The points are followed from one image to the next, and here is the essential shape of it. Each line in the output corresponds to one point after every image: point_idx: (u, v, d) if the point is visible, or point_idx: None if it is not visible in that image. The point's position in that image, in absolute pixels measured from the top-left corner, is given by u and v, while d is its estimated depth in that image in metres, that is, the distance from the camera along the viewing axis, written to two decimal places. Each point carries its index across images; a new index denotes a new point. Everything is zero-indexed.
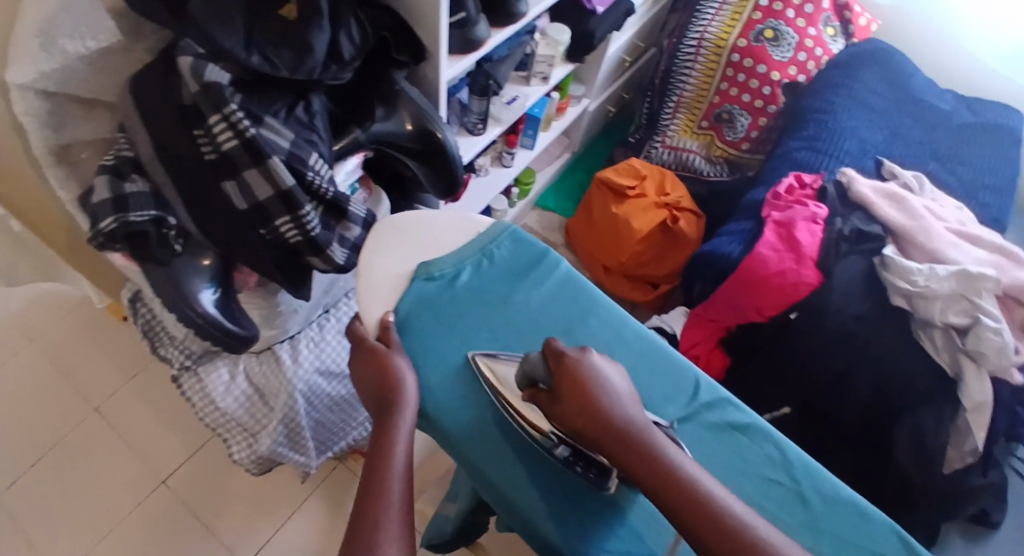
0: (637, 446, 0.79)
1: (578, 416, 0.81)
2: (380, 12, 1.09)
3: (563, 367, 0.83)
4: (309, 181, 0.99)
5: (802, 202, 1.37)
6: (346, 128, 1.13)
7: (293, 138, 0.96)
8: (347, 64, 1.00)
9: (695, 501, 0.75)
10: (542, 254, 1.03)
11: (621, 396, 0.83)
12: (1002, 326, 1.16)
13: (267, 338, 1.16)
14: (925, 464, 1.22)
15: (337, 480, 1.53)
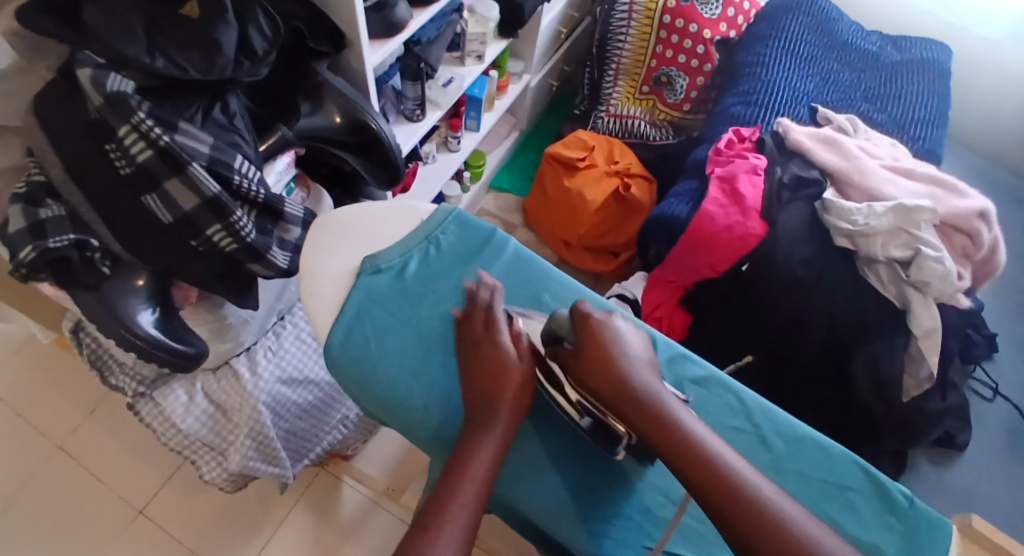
0: (670, 425, 0.69)
1: (603, 384, 0.72)
2: (296, 7, 0.84)
3: (591, 326, 0.74)
4: (237, 187, 0.75)
5: (742, 156, 1.34)
6: (267, 127, 0.87)
7: (214, 139, 0.74)
8: (273, 47, 0.78)
9: (738, 492, 0.64)
10: (489, 235, 0.86)
11: (647, 368, 0.74)
12: (943, 253, 1.12)
13: (220, 353, 0.98)
14: (885, 395, 1.18)
15: (324, 485, 1.31)
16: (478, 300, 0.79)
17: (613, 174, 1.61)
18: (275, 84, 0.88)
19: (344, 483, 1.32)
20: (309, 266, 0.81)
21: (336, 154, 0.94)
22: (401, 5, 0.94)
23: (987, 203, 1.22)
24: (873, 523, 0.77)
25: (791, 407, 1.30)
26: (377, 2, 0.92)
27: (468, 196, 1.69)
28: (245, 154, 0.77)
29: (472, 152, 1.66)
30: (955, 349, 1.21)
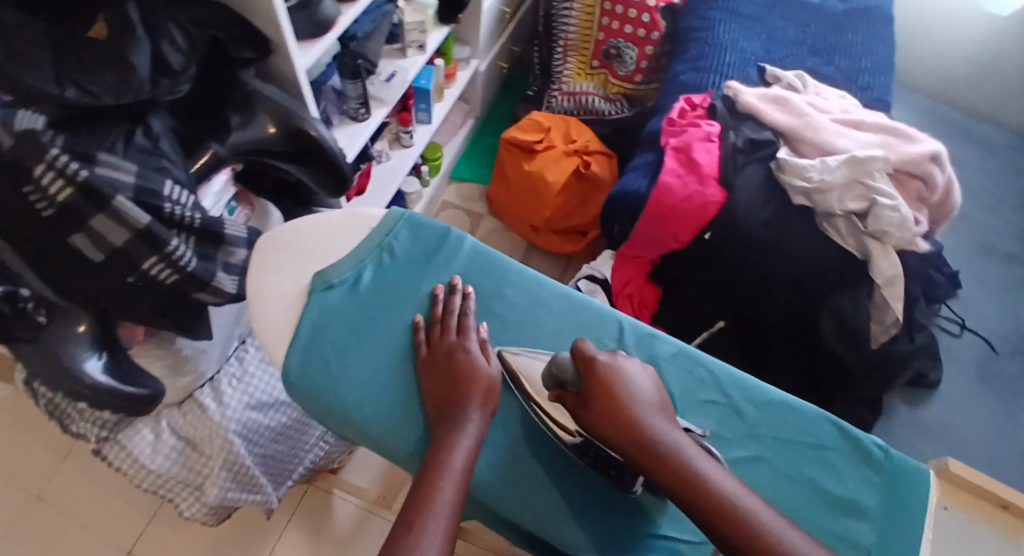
0: (682, 468, 0.68)
1: (612, 430, 0.71)
2: (210, 10, 0.78)
3: (594, 369, 0.73)
4: (169, 214, 0.72)
5: (696, 124, 1.33)
6: (194, 141, 0.82)
7: (138, 167, 0.71)
8: (191, 59, 0.76)
9: (754, 532, 0.64)
10: (444, 236, 0.86)
11: (656, 408, 0.73)
12: (898, 202, 1.13)
13: (182, 386, 0.97)
14: (854, 345, 1.20)
15: (315, 501, 1.28)
16: (450, 306, 0.79)
17: (571, 153, 1.59)
18: (201, 99, 0.85)
19: (335, 496, 1.28)
20: (260, 286, 0.80)
21: (277, 166, 0.91)
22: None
23: (938, 145, 1.22)
24: (852, 477, 0.78)
25: (766, 367, 1.31)
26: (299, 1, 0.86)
27: (429, 189, 1.65)
28: (175, 179, 0.75)
29: (428, 145, 1.63)
30: (918, 292, 1.22)
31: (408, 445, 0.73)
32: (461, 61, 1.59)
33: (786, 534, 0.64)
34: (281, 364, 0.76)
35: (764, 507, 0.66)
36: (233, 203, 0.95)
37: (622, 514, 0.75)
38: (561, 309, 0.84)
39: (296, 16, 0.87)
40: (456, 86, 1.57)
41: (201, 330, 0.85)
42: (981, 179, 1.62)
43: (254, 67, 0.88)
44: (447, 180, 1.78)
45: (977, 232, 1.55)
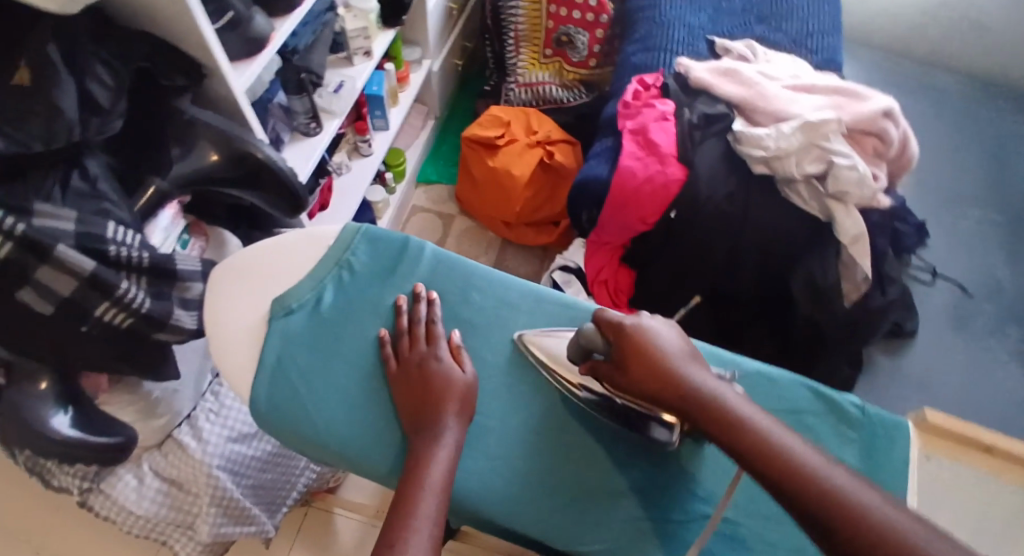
0: (715, 406, 0.66)
1: (642, 381, 0.70)
2: (134, 40, 0.77)
3: (618, 329, 0.73)
4: (115, 257, 0.71)
5: (651, 104, 1.33)
6: (134, 177, 0.82)
7: (76, 212, 0.70)
8: (119, 92, 0.74)
9: (784, 463, 0.60)
10: (403, 246, 0.85)
11: (688, 359, 0.72)
12: (855, 160, 1.14)
13: (159, 428, 0.95)
14: (827, 305, 1.21)
15: (315, 523, 1.24)
16: (416, 316, 0.78)
17: (535, 145, 1.58)
18: (133, 130, 0.82)
19: (336, 515, 1.25)
20: (216, 322, 0.79)
21: (227, 193, 0.89)
22: (258, 16, 0.88)
23: (890, 101, 1.23)
24: (831, 438, 0.80)
25: (746, 336, 1.32)
26: (231, 20, 0.84)
27: (396, 196, 1.64)
28: (119, 221, 0.74)
29: (390, 151, 1.60)
30: (885, 246, 1.23)
31: (387, 464, 0.73)
32: (412, 62, 1.57)
33: (825, 466, 0.59)
34: (248, 397, 0.75)
35: (803, 443, 0.62)
36: (185, 235, 0.93)
37: (610, 503, 0.75)
38: (529, 307, 0.84)
39: (228, 36, 0.85)
40: (411, 89, 1.56)
41: (167, 368, 0.85)
42: (941, 125, 1.62)
43: (190, 94, 0.86)
44: (415, 185, 1.76)
45: (942, 178, 1.55)
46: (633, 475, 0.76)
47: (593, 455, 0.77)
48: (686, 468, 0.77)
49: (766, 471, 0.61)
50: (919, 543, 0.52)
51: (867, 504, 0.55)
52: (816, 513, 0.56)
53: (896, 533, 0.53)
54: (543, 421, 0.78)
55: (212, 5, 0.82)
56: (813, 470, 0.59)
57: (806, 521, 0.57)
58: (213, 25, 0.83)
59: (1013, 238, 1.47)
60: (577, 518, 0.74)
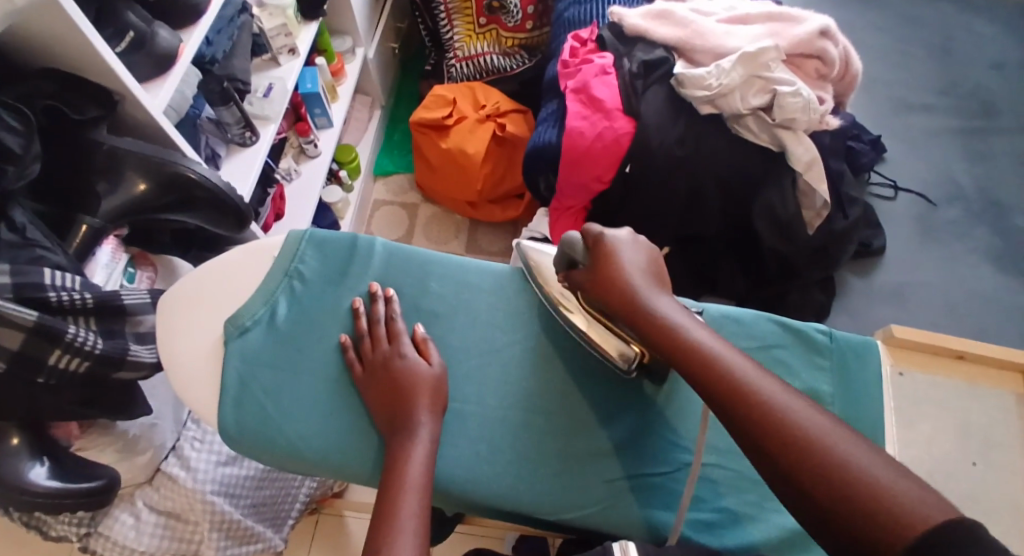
0: (659, 323, 0.69)
1: (603, 292, 0.74)
2: (39, 82, 0.78)
3: (595, 240, 0.77)
4: (57, 303, 0.70)
5: (589, 60, 1.31)
6: (64, 221, 0.82)
7: (10, 264, 0.69)
8: (30, 133, 0.72)
9: (716, 368, 0.63)
10: (352, 246, 0.85)
11: (649, 278, 0.74)
12: (798, 85, 1.13)
13: (147, 464, 0.94)
14: (790, 236, 1.21)
15: (328, 530, 1.24)
16: (375, 316, 0.79)
17: (485, 120, 1.56)
18: (59, 178, 0.83)
19: (348, 518, 1.25)
20: (175, 355, 0.79)
21: (167, 219, 0.88)
22: (161, 30, 0.85)
23: (826, 19, 1.20)
24: (803, 368, 0.82)
25: (720, 278, 1.32)
26: (133, 40, 0.82)
27: (354, 193, 1.61)
28: (55, 265, 0.73)
29: (341, 148, 1.57)
30: (841, 167, 1.23)
31: (367, 467, 0.75)
32: (345, 53, 1.53)
33: (758, 379, 0.61)
34: (218, 423, 0.77)
35: (738, 354, 0.64)
36: (132, 268, 0.92)
37: (596, 468, 0.76)
38: (489, 288, 0.85)
39: (134, 58, 0.83)
40: (348, 81, 1.52)
41: (134, 407, 0.84)
42: (883, 36, 1.62)
43: (106, 123, 0.84)
44: (373, 179, 1.74)
45: (891, 88, 1.54)
46: (615, 436, 0.78)
47: (571, 423, 0.78)
48: (665, 419, 0.79)
49: (700, 376, 0.64)
50: (836, 449, 0.53)
51: (787, 409, 0.57)
52: (739, 417, 0.59)
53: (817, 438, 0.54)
54: (522, 397, 0.79)
55: (109, 28, 0.81)
56: (744, 378, 0.61)
57: (729, 422, 0.60)
58: (113, 49, 0.81)
59: (968, 137, 1.47)
60: (567, 488, 0.75)
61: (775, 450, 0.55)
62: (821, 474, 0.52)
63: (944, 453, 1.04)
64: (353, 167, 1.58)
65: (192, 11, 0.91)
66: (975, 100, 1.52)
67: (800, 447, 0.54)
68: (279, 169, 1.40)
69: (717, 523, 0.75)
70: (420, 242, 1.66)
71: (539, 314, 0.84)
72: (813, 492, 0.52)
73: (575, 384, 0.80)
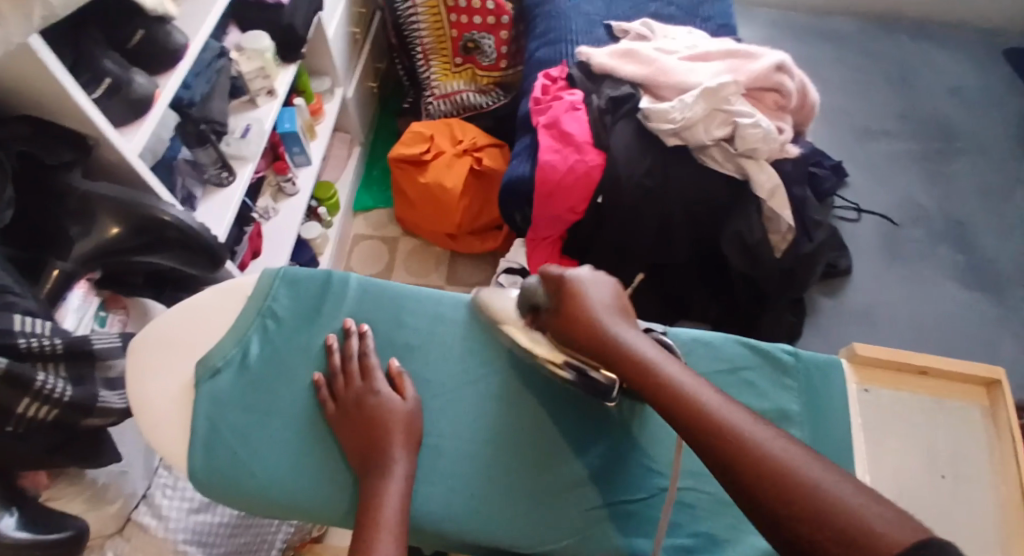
0: (629, 358, 0.70)
1: (572, 331, 0.75)
2: (20, 127, 0.79)
3: (558, 281, 0.78)
4: (25, 349, 0.69)
5: (560, 96, 1.35)
6: (36, 265, 0.81)
7: None
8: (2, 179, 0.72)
9: (688, 405, 0.63)
10: (326, 284, 0.85)
11: (614, 313, 0.75)
12: (756, 116, 1.16)
13: (116, 514, 0.92)
14: (758, 260, 1.23)
15: None
16: (348, 352, 0.80)
17: (462, 154, 1.58)
18: (30, 216, 0.81)
19: None
20: (147, 397, 0.79)
21: (141, 261, 0.88)
22: (138, 76, 0.86)
23: (781, 54, 1.24)
24: (772, 389, 0.85)
25: (693, 304, 1.34)
26: (108, 87, 0.83)
27: (334, 229, 1.62)
28: (26, 310, 0.73)
29: (319, 185, 1.58)
30: (806, 193, 1.27)
31: (341, 506, 0.75)
32: (323, 93, 1.56)
33: (727, 410, 0.62)
34: (188, 466, 0.76)
35: (710, 389, 0.65)
36: (101, 312, 0.93)
37: (572, 498, 0.77)
38: (464, 320, 0.86)
39: (109, 103, 0.84)
40: (327, 119, 1.55)
41: (103, 455, 0.83)
42: (842, 69, 1.67)
43: (81, 168, 0.85)
44: (352, 215, 1.74)
45: (854, 117, 1.59)
46: (591, 464, 0.78)
47: (546, 452, 0.79)
48: (640, 444, 0.80)
49: (670, 411, 0.64)
50: (801, 471, 0.54)
51: (760, 440, 0.58)
52: (716, 452, 0.59)
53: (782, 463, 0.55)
54: (499, 429, 0.80)
55: (85, 71, 0.82)
56: (710, 410, 0.62)
57: (704, 457, 0.61)
58: (90, 95, 0.81)
59: (930, 162, 1.51)
60: (544, 520, 0.75)
61: (754, 482, 0.55)
62: (795, 508, 0.52)
63: (913, 473, 0.92)
64: (332, 204, 1.59)
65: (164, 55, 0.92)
66: (934, 126, 1.57)
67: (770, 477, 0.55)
68: (256, 208, 1.41)
69: (693, 548, 0.76)
70: (401, 276, 1.67)
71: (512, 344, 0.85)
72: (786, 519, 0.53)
73: (552, 414, 0.81)
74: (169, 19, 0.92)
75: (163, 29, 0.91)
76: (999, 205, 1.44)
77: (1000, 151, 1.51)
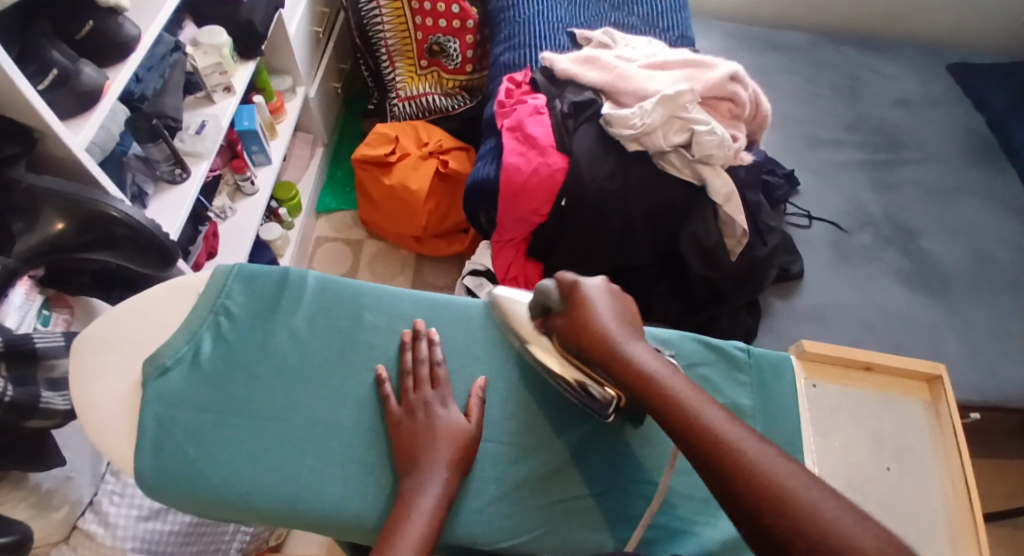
0: (636, 372, 0.71)
1: (579, 338, 0.75)
2: None
3: (572, 287, 0.78)
4: None
5: (524, 100, 1.35)
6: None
7: None
8: None
9: (697, 425, 0.65)
10: (282, 281, 0.84)
11: (625, 325, 0.76)
12: (712, 124, 1.19)
13: (62, 521, 0.93)
14: (715, 263, 1.25)
15: None
16: (418, 356, 0.80)
17: (428, 156, 1.58)
18: None
19: None
20: (87, 398, 0.76)
21: (87, 259, 0.85)
22: (87, 68, 0.84)
23: (735, 65, 1.27)
24: (726, 384, 0.89)
25: (654, 305, 1.36)
26: (55, 78, 0.80)
27: (296, 230, 1.59)
28: None
29: (280, 185, 1.55)
30: (759, 198, 1.30)
31: (305, 503, 0.74)
32: (284, 92, 1.53)
33: (731, 430, 0.64)
34: (133, 467, 0.74)
35: (712, 406, 0.67)
36: (44, 312, 0.89)
37: (532, 493, 0.78)
38: (424, 316, 0.86)
39: (57, 95, 0.81)
40: (288, 119, 1.52)
41: (44, 457, 0.83)
42: (794, 79, 1.68)
43: (24, 162, 0.81)
44: (315, 216, 1.72)
45: (804, 123, 1.60)
46: (551, 459, 0.80)
47: (504, 447, 0.79)
48: (603, 438, 0.82)
49: (670, 421, 0.67)
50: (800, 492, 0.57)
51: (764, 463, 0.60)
52: (723, 477, 0.61)
53: (770, 478, 0.59)
54: None
55: (29, 62, 0.79)
56: (715, 429, 0.64)
57: (700, 465, 0.64)
58: (35, 87, 0.79)
59: (876, 170, 1.53)
60: (509, 512, 0.76)
61: (762, 504, 0.58)
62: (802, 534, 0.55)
63: (862, 465, 0.95)
64: (294, 204, 1.56)
65: (114, 50, 0.89)
66: (881, 134, 1.58)
67: (766, 492, 0.58)
68: (212, 208, 1.37)
69: (652, 540, 0.77)
70: (365, 278, 1.65)
71: (473, 342, 0.85)
72: (777, 529, 0.57)
73: (513, 409, 0.81)
74: (120, 10, 0.89)
75: (115, 20, 0.88)
76: (942, 209, 1.46)
77: (947, 159, 1.54)
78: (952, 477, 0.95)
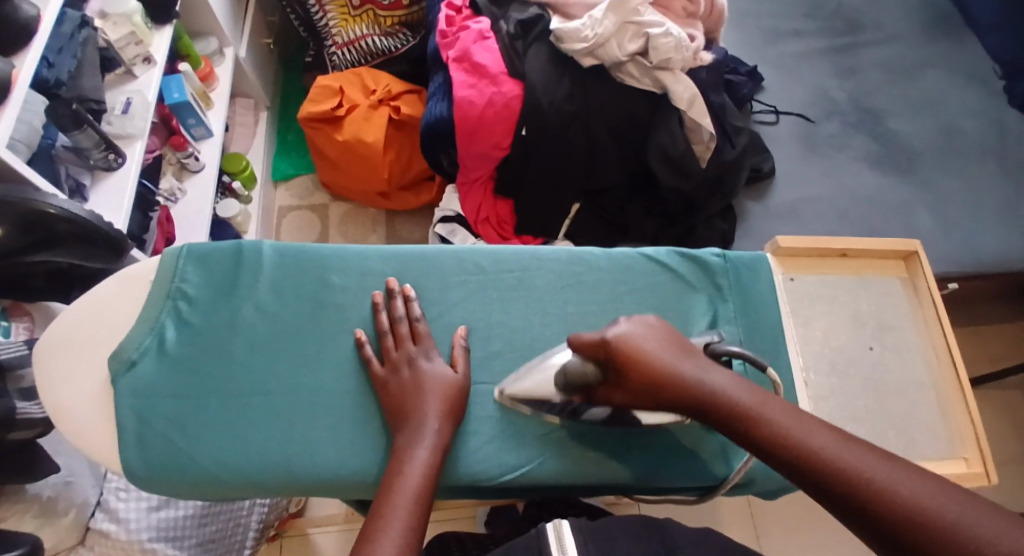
0: (729, 405, 0.61)
1: (654, 400, 0.65)
2: None
3: (606, 348, 0.67)
4: None
5: (466, 27, 1.29)
6: None
7: None
8: None
9: (788, 443, 0.57)
10: (239, 258, 0.80)
11: (679, 353, 0.66)
12: (667, 26, 1.14)
13: (72, 525, 0.94)
14: (685, 173, 1.23)
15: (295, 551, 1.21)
16: (394, 315, 0.78)
17: (378, 104, 1.51)
18: None
19: (314, 535, 1.21)
20: (59, 401, 0.74)
21: (39, 260, 0.82)
22: None
23: None
24: (705, 286, 0.88)
25: (631, 225, 1.32)
26: None
27: (253, 203, 1.53)
28: None
29: (229, 158, 1.48)
30: (721, 99, 1.27)
31: (299, 474, 0.73)
32: (212, 55, 1.44)
33: (810, 432, 0.56)
34: (122, 463, 0.73)
35: (801, 418, 0.58)
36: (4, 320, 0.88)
37: (527, 426, 0.78)
38: (393, 272, 0.83)
39: None
40: (222, 84, 1.44)
41: (38, 466, 0.83)
42: None
43: None
44: (273, 185, 1.67)
45: (759, 17, 1.54)
46: None
47: (491, 386, 0.79)
48: None
49: (782, 462, 0.57)
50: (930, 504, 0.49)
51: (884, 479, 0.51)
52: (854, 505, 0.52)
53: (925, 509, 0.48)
54: None
55: None
56: (801, 442, 0.56)
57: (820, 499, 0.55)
58: None
59: (837, 55, 1.49)
60: (506, 446, 0.77)
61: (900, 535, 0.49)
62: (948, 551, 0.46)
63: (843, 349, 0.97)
64: (246, 175, 1.48)
65: (14, 34, 0.82)
66: (839, 18, 1.53)
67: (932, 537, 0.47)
68: (160, 191, 1.32)
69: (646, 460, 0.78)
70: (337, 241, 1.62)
71: (445, 291, 0.83)
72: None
73: (495, 350, 0.81)
74: None
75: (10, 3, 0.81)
76: (906, 87, 1.44)
77: (906, 35, 1.51)
78: (936, 348, 0.97)
